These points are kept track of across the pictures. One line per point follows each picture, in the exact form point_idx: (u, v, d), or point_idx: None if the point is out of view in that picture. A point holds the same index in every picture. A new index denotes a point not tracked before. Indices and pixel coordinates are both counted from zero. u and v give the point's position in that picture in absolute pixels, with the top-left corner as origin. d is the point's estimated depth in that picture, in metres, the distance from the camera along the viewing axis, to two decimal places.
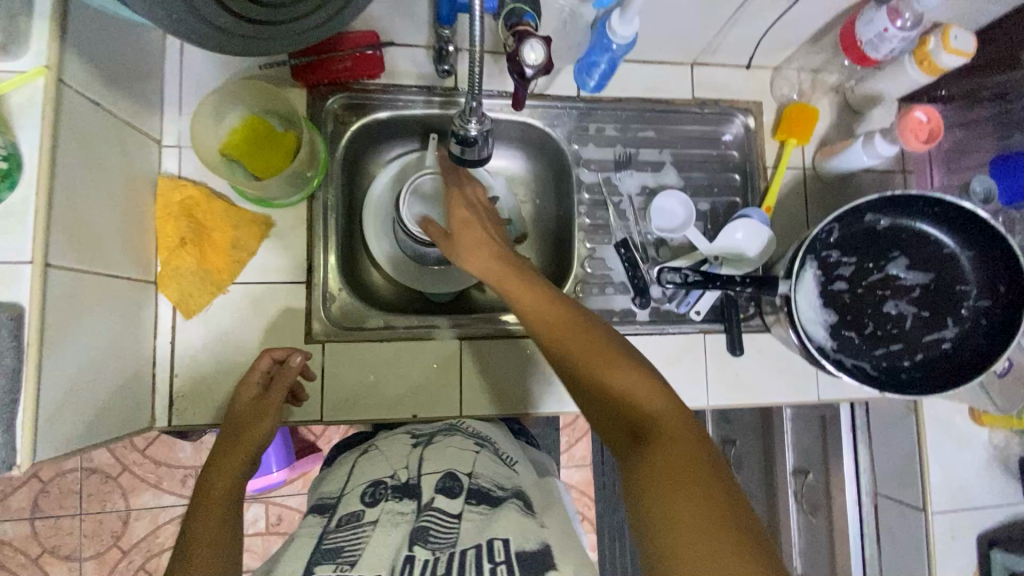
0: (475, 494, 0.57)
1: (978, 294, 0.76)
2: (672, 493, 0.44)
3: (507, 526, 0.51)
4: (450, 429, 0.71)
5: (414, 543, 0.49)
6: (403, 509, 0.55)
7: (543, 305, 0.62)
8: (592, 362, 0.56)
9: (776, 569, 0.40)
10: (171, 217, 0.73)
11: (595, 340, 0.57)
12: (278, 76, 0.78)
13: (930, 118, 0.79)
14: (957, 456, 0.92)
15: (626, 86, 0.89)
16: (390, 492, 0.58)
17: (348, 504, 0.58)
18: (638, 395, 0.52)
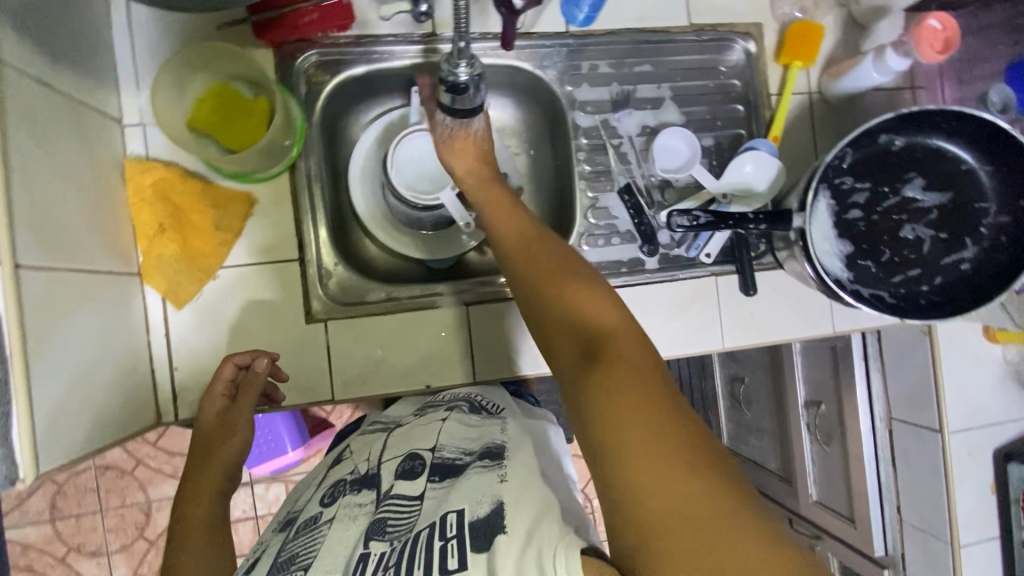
0: (437, 470, 0.62)
1: (997, 211, 0.74)
2: (624, 415, 0.43)
3: (460, 497, 0.54)
4: (427, 405, 0.74)
5: (370, 539, 0.54)
6: (362, 501, 0.60)
7: (531, 244, 0.62)
8: (576, 299, 0.54)
9: (733, 502, 0.38)
10: (146, 202, 0.68)
11: (580, 287, 0.55)
12: (239, 36, 0.71)
13: (946, 25, 0.74)
14: (972, 376, 0.92)
15: (618, 17, 0.82)
16: (349, 487, 0.64)
17: (310, 508, 0.64)
18: (611, 333, 0.51)
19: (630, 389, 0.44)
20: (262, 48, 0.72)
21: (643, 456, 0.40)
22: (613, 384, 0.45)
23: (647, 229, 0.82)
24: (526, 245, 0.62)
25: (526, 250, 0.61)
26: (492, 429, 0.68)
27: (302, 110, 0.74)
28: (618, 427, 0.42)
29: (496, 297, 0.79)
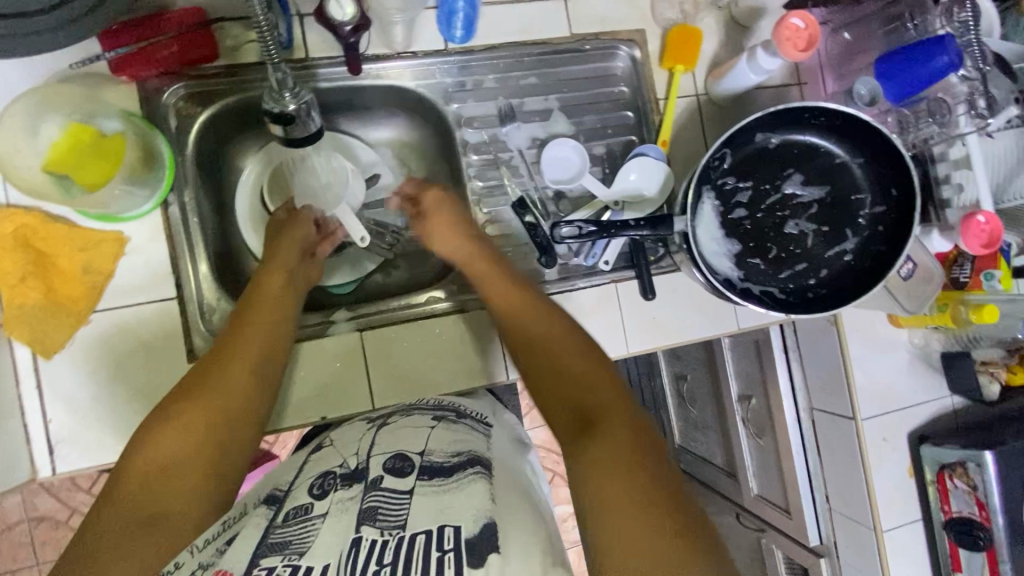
0: (428, 470, 0.56)
1: (873, 201, 0.75)
2: (607, 481, 0.48)
3: (462, 509, 0.49)
4: (406, 410, 0.70)
5: (363, 522, 0.47)
6: (353, 494, 0.53)
7: (524, 304, 0.68)
8: (570, 370, 0.59)
9: (701, 552, 0.44)
10: (5, 251, 0.66)
11: (585, 361, 0.60)
12: (97, 74, 0.69)
13: (808, 23, 0.74)
14: (881, 362, 0.94)
15: (499, 31, 0.82)
16: (340, 481, 0.56)
17: (296, 498, 0.53)
18: (609, 405, 0.55)
19: (619, 454, 0.50)
20: (121, 85, 0.70)
21: (626, 522, 0.45)
22: (602, 458, 0.50)
23: (543, 240, 0.80)
24: (533, 321, 0.66)
25: (542, 325, 0.65)
26: (478, 440, 0.64)
27: (172, 146, 0.72)
28: (607, 498, 0.47)
29: (391, 321, 0.78)
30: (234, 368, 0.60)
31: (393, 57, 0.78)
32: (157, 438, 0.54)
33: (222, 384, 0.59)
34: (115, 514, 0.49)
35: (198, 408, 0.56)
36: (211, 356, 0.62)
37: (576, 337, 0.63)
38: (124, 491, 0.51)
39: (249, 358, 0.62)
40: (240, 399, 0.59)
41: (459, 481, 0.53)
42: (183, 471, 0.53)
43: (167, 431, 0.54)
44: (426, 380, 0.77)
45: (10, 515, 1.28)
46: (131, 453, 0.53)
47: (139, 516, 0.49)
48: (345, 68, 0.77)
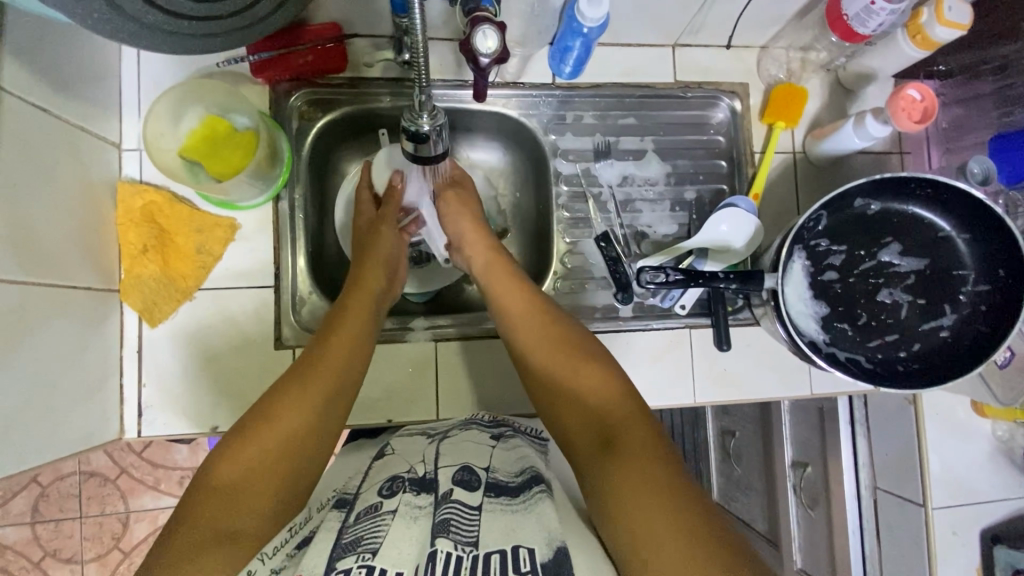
0: (494, 488, 0.56)
1: (977, 279, 0.72)
2: (628, 487, 0.51)
3: (531, 531, 0.49)
4: (466, 425, 0.68)
5: (436, 536, 0.47)
6: (422, 503, 0.52)
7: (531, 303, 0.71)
8: (580, 379, 0.63)
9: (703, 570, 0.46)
10: (133, 224, 0.72)
11: (595, 373, 0.63)
12: (237, 73, 0.76)
13: (925, 95, 0.74)
14: (958, 450, 0.89)
15: (605, 72, 0.84)
16: (409, 485, 0.55)
17: (367, 498, 0.54)
18: (625, 420, 0.58)
19: (635, 472, 0.52)
20: (258, 85, 0.76)
21: (646, 520, 0.49)
22: (626, 471, 0.53)
23: (622, 276, 0.80)
24: (549, 334, 0.67)
25: (545, 343, 0.67)
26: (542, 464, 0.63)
27: (291, 146, 0.77)
28: (624, 505, 0.51)
29: (465, 336, 0.79)
30: (312, 386, 0.59)
31: (503, 86, 0.82)
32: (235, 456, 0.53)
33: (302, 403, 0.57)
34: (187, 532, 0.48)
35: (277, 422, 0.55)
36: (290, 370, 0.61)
37: (580, 350, 0.65)
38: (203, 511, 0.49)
39: (325, 373, 0.60)
40: (319, 417, 0.58)
41: (527, 501, 0.54)
42: (252, 485, 0.52)
43: (244, 450, 0.53)
44: (494, 397, 0.78)
45: (64, 466, 1.34)
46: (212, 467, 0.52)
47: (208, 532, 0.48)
48: (457, 91, 0.81)
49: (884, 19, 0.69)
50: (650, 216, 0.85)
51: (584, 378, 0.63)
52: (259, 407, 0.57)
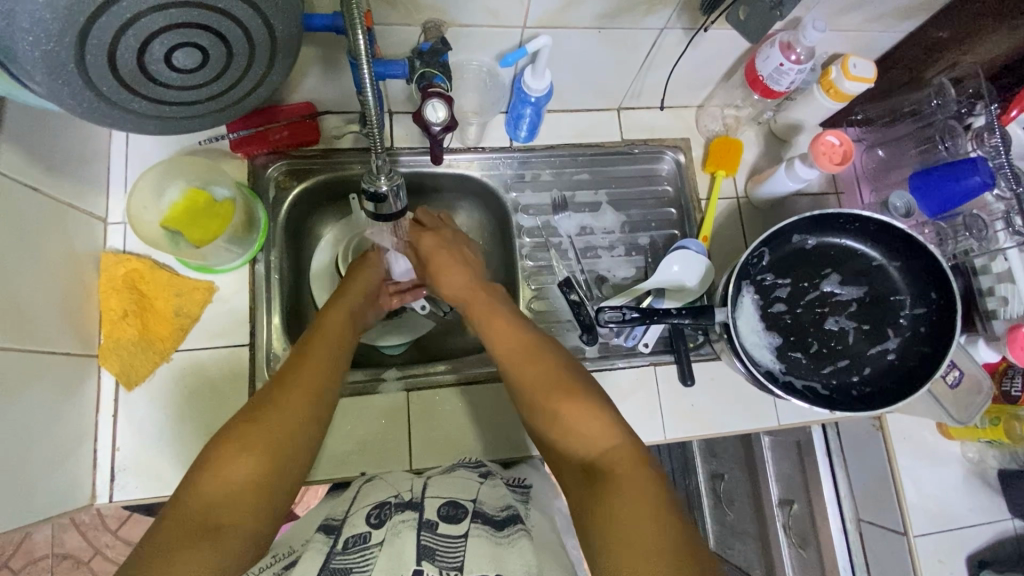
0: (480, 516, 0.56)
1: (913, 303, 0.77)
2: (620, 524, 0.52)
3: (513, 561, 0.51)
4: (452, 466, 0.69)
5: (423, 558, 0.49)
6: (405, 519, 0.54)
7: (509, 337, 0.71)
8: (560, 413, 0.63)
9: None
10: (114, 291, 0.75)
11: (579, 406, 0.62)
12: (218, 150, 0.82)
13: (842, 140, 0.82)
14: (932, 474, 0.90)
15: (556, 134, 0.92)
16: (395, 509, 0.57)
17: (354, 525, 0.56)
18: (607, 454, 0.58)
19: (629, 503, 0.53)
20: (238, 160, 0.83)
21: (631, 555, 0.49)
22: (612, 512, 0.53)
23: (586, 318, 0.85)
24: (535, 370, 0.66)
25: (532, 382, 0.66)
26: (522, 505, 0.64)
27: (267, 212, 0.83)
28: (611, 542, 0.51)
29: (437, 384, 0.82)
30: (298, 401, 0.62)
31: (465, 150, 0.89)
32: (230, 457, 0.56)
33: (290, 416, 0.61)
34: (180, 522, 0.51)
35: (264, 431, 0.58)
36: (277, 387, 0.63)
37: (564, 385, 0.64)
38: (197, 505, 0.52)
39: (311, 390, 0.64)
40: (298, 431, 0.61)
41: (511, 536, 0.54)
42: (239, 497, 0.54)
43: (235, 454, 0.56)
44: (465, 443, 0.79)
45: (37, 548, 1.29)
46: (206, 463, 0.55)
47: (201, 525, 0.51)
48: (421, 157, 0.88)
49: (795, 77, 0.78)
50: (609, 261, 0.91)
51: (565, 412, 0.62)
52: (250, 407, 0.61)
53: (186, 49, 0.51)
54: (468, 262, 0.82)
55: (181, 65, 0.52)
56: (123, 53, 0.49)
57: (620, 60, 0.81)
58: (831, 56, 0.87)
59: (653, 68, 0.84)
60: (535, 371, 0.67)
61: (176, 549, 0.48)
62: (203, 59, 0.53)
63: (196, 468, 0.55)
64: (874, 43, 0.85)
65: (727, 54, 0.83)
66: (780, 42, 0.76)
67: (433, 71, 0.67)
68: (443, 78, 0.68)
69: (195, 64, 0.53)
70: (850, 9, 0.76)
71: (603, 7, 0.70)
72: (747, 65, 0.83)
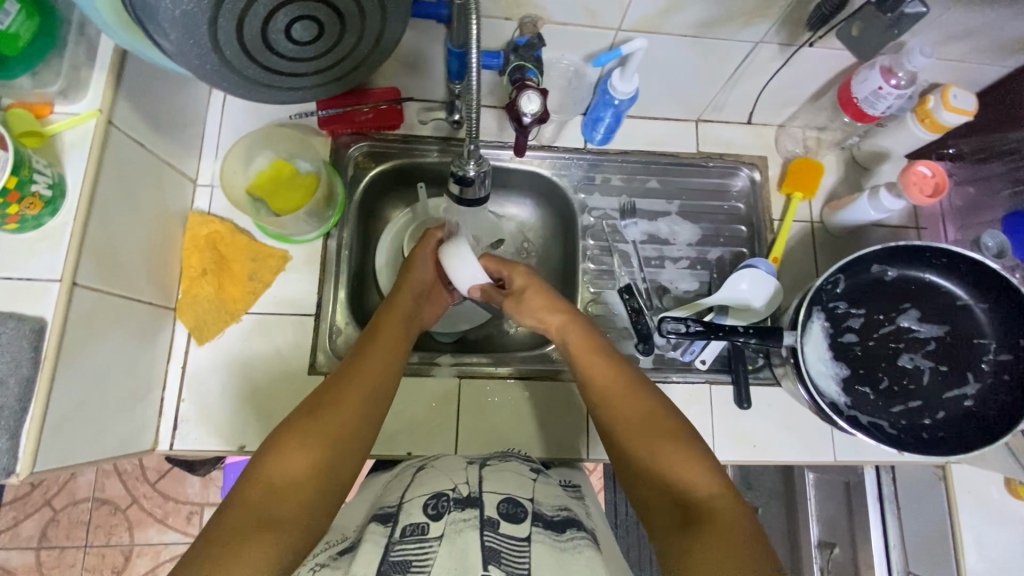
0: (540, 520, 0.55)
1: (998, 349, 0.73)
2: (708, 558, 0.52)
3: None
4: (505, 455, 0.68)
5: (489, 563, 0.48)
6: (467, 518, 0.53)
7: (599, 366, 0.70)
8: (634, 421, 0.65)
9: None
10: (196, 249, 0.79)
11: (677, 451, 0.62)
12: (305, 125, 0.86)
13: (935, 171, 0.79)
14: (993, 534, 0.85)
15: (632, 141, 0.92)
16: (454, 504, 0.55)
17: (412, 514, 0.54)
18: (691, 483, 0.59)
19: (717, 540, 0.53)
20: (323, 137, 0.86)
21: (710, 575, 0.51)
22: (709, 545, 0.53)
23: (644, 328, 0.84)
24: (605, 375, 0.69)
25: (622, 408, 0.66)
26: (577, 504, 0.64)
27: (345, 190, 0.85)
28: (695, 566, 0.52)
29: (488, 375, 0.82)
30: (348, 404, 0.62)
31: (539, 148, 0.90)
32: (285, 448, 0.57)
33: (340, 416, 0.61)
34: (243, 509, 0.52)
35: (320, 428, 0.59)
36: (334, 384, 0.64)
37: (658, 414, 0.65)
38: (253, 497, 0.53)
39: (365, 386, 0.64)
40: (354, 424, 0.61)
41: (572, 542, 0.54)
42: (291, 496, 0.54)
43: (290, 450, 0.57)
44: (511, 437, 0.80)
45: (79, 491, 1.33)
46: (267, 452, 0.57)
47: (257, 516, 0.52)
48: (498, 150, 0.89)
49: (892, 102, 0.75)
50: (672, 272, 0.89)
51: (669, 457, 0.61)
52: (314, 400, 0.62)
53: (305, 22, 0.53)
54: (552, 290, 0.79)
55: (298, 37, 0.55)
56: (250, 21, 0.51)
57: (709, 70, 0.80)
58: (929, 85, 0.84)
59: (741, 81, 0.83)
60: (630, 403, 0.66)
61: (245, 536, 0.50)
62: (318, 33, 0.55)
63: (251, 465, 0.56)
64: (977, 74, 0.82)
65: (821, 73, 0.81)
66: (881, 66, 0.74)
67: (527, 65, 0.68)
68: (535, 72, 0.69)
69: (311, 37, 0.55)
70: (959, 37, 0.74)
71: (702, 15, 0.70)
72: (841, 85, 0.81)
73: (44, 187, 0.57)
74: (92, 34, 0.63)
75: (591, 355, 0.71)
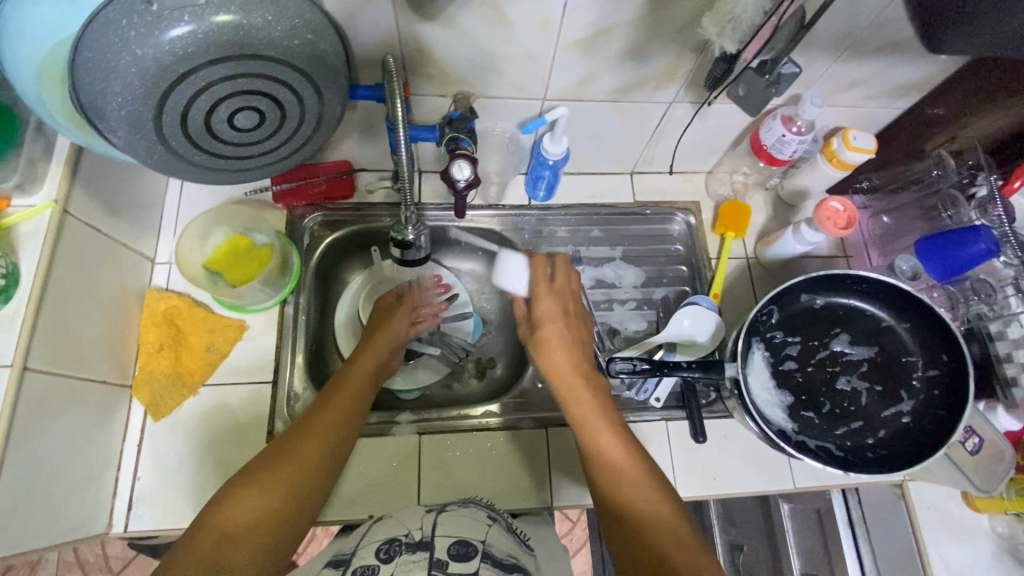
0: (490, 558, 0.56)
1: (925, 365, 0.77)
2: None
3: None
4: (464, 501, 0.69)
5: None
6: (416, 560, 0.53)
7: (601, 415, 0.68)
8: (625, 481, 0.61)
9: None
10: (154, 324, 0.81)
11: (665, 526, 0.57)
12: (261, 200, 0.90)
13: (845, 206, 0.85)
14: (958, 550, 0.86)
15: (573, 194, 0.98)
16: (406, 547, 0.56)
17: (364, 558, 0.56)
18: (651, 510, 0.59)
19: None
20: (278, 210, 0.90)
21: None
22: None
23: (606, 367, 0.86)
24: (612, 427, 0.66)
25: (617, 467, 0.63)
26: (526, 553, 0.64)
27: (302, 259, 0.89)
28: None
29: (447, 429, 0.83)
30: (308, 451, 0.63)
31: (486, 207, 0.95)
32: (240, 493, 0.57)
33: (297, 463, 0.62)
34: (193, 554, 0.52)
35: (277, 475, 0.60)
36: (284, 441, 0.64)
37: (640, 469, 0.63)
38: (205, 542, 0.53)
39: (324, 433, 0.65)
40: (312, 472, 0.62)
41: None
42: (242, 539, 0.54)
43: (247, 495, 0.57)
44: (473, 490, 0.80)
45: None
46: (224, 498, 0.57)
47: (207, 561, 0.52)
48: (448, 211, 0.94)
49: (797, 147, 0.83)
50: (621, 315, 0.93)
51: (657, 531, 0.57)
52: (276, 447, 0.63)
53: (246, 112, 0.58)
54: (581, 335, 0.78)
55: (240, 125, 0.59)
56: (194, 114, 0.56)
57: (632, 128, 0.88)
58: (832, 129, 0.92)
59: (663, 136, 0.91)
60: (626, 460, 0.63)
61: None
62: (260, 120, 0.60)
63: (207, 509, 0.56)
64: (872, 117, 0.91)
65: (733, 125, 0.89)
66: (781, 116, 0.82)
67: (461, 135, 0.74)
68: (469, 142, 0.75)
69: (253, 124, 0.60)
70: (847, 88, 0.83)
71: (617, 82, 0.77)
72: (752, 135, 0.89)
73: None
74: (50, 132, 0.67)
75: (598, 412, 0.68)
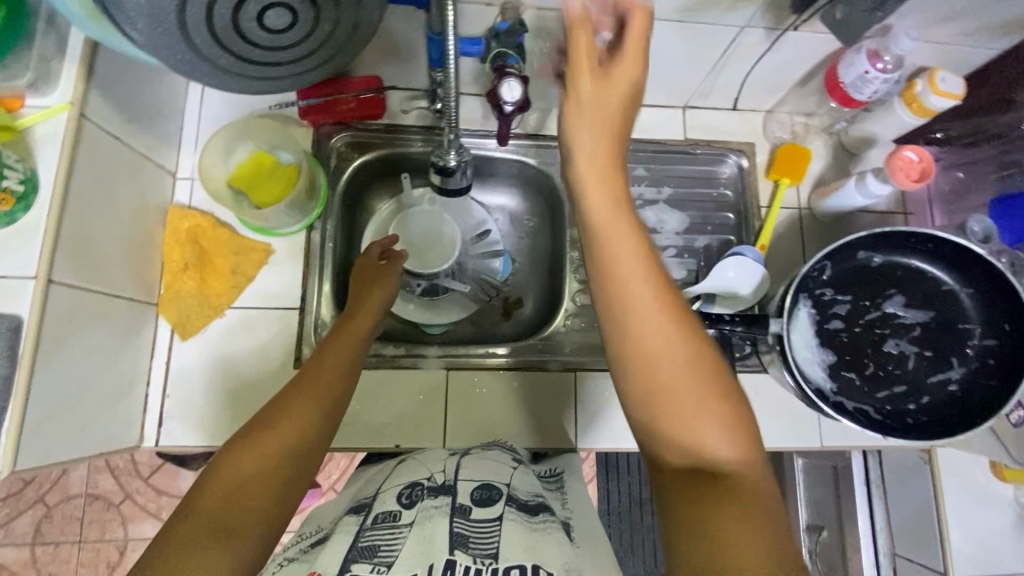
0: (515, 501, 0.56)
1: (983, 333, 0.74)
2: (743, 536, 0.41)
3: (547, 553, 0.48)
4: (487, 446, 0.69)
5: (455, 547, 0.47)
6: (439, 505, 0.53)
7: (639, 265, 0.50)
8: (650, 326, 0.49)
9: None
10: (177, 243, 0.78)
11: (700, 391, 0.48)
12: (286, 116, 0.84)
13: (922, 157, 0.78)
14: (979, 518, 0.85)
15: None
16: (427, 493, 0.55)
17: (385, 503, 0.55)
18: (680, 370, 0.48)
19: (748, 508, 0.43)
20: (304, 127, 0.85)
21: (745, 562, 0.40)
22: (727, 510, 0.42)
23: None
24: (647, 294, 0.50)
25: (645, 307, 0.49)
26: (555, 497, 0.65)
27: (329, 182, 0.84)
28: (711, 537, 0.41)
29: (475, 366, 0.82)
30: (308, 404, 0.57)
31: (524, 136, 0.89)
32: (239, 453, 0.51)
33: (298, 414, 0.56)
34: (196, 520, 0.46)
35: (279, 433, 0.54)
36: (279, 399, 0.58)
37: (690, 348, 0.49)
38: (208, 505, 0.47)
39: (324, 384, 0.60)
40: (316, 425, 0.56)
41: (544, 523, 0.53)
42: (248, 500, 0.49)
43: (247, 455, 0.51)
44: (498, 427, 0.80)
45: (72, 486, 1.33)
46: (221, 460, 0.51)
47: (213, 526, 0.46)
48: (483, 140, 0.88)
49: (879, 87, 0.75)
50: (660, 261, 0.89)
51: (687, 391, 0.48)
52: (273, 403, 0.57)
53: (277, 8, 0.52)
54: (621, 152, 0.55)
55: (271, 24, 0.53)
56: (221, 7, 0.50)
57: (695, 55, 0.79)
58: (916, 69, 0.83)
59: (727, 67, 0.82)
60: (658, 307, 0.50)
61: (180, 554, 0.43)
62: (293, 21, 0.54)
63: (207, 471, 0.50)
64: (965, 57, 0.81)
65: (807, 58, 0.80)
66: (867, 49, 0.73)
67: (508, 51, 0.68)
68: (517, 59, 0.68)
69: (284, 25, 0.54)
70: (946, 20, 0.73)
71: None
72: (827, 70, 0.80)
73: (16, 183, 0.56)
74: (62, 24, 0.61)
75: (640, 283, 0.50)
